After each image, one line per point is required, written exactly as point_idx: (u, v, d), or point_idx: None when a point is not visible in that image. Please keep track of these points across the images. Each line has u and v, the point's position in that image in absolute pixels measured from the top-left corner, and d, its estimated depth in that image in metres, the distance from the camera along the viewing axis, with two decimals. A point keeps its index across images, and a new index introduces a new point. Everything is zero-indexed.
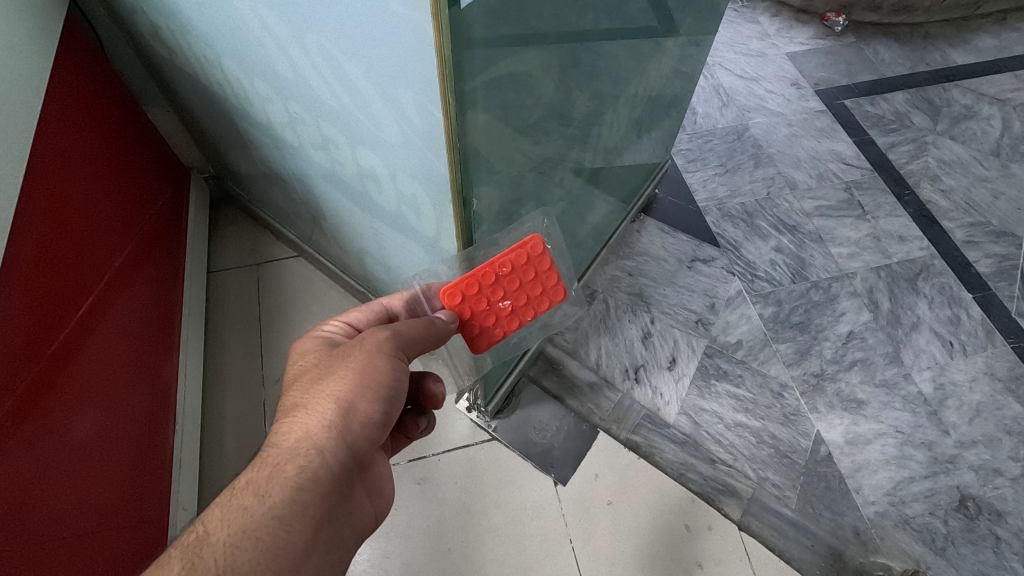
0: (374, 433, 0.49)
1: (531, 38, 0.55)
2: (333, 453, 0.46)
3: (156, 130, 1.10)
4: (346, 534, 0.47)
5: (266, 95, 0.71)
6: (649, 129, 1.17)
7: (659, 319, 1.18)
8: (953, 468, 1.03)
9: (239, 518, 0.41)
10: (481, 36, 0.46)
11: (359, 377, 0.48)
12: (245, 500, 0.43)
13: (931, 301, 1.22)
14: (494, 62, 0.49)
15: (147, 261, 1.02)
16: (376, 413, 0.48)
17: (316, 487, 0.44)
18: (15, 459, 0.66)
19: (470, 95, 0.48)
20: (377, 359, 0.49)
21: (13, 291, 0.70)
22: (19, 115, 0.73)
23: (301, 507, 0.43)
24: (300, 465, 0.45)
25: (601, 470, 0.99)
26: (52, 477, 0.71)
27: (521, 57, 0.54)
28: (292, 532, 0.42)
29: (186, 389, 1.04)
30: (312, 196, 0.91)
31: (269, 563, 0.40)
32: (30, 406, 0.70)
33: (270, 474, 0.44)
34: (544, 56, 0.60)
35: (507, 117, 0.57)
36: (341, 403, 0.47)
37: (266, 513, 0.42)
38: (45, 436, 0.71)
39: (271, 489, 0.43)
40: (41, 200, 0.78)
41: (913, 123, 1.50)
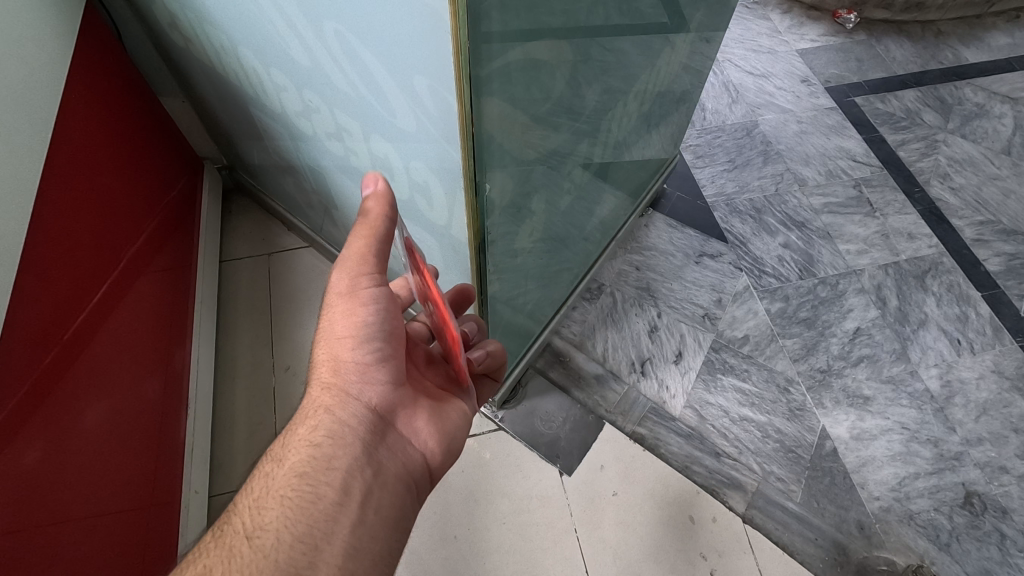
0: (378, 377, 0.53)
1: (544, 30, 0.54)
2: (340, 406, 0.51)
3: (171, 120, 1.11)
4: (388, 476, 0.51)
5: (282, 83, 0.72)
6: (658, 125, 1.17)
7: (666, 313, 1.18)
8: (958, 464, 1.03)
9: (263, 484, 0.48)
10: (499, 28, 0.46)
11: (344, 328, 0.52)
12: (268, 469, 0.49)
13: (939, 298, 1.21)
14: (515, 48, 0.50)
15: (162, 249, 1.04)
16: (366, 357, 0.53)
17: (330, 442, 0.50)
18: (29, 447, 0.67)
19: (486, 83, 0.48)
20: (360, 306, 0.52)
21: (30, 279, 0.72)
22: (39, 98, 0.74)
23: (321, 461, 0.48)
24: (312, 426, 0.51)
25: (607, 461, 1.00)
26: (67, 465, 0.72)
27: (539, 47, 0.55)
28: (318, 484, 0.47)
29: (198, 375, 1.05)
30: (324, 186, 0.92)
31: (298, 512, 0.45)
32: (46, 390, 0.71)
33: (291, 441, 0.50)
34: (560, 46, 0.60)
35: (524, 105, 0.58)
36: (334, 359, 0.52)
37: (288, 473, 0.47)
38: (59, 425, 0.72)
39: (288, 454, 0.49)
40: (60, 188, 0.79)
41: (923, 121, 1.49)
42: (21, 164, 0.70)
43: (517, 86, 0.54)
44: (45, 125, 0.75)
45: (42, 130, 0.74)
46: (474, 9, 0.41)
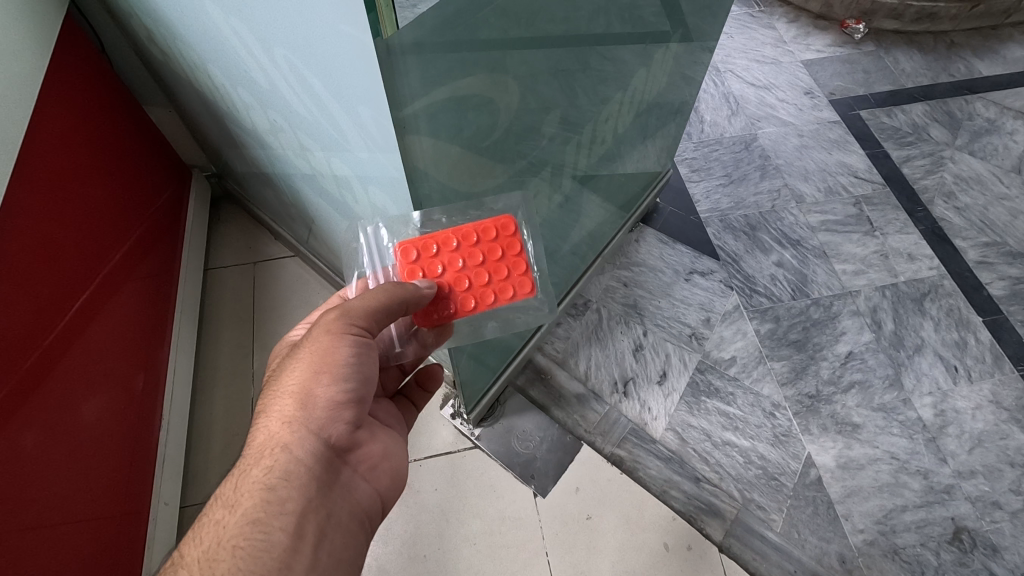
0: (342, 413, 0.48)
1: (483, 63, 0.54)
2: (300, 444, 0.46)
3: (156, 127, 1.12)
4: (343, 516, 0.47)
5: (248, 102, 0.72)
6: (649, 139, 1.15)
7: (652, 332, 1.16)
8: (949, 498, 1.00)
9: (213, 533, 0.43)
10: (418, 66, 0.46)
11: (312, 362, 0.47)
12: (218, 515, 0.44)
13: (937, 323, 1.18)
14: (440, 85, 0.49)
15: (146, 257, 1.04)
16: (338, 394, 0.48)
17: (287, 483, 0.45)
18: (23, 432, 0.71)
19: (409, 120, 0.48)
20: (328, 340, 0.48)
21: (16, 280, 0.74)
22: (12, 107, 0.74)
23: (277, 506, 0.44)
24: (267, 465, 0.45)
25: (582, 483, 0.98)
26: (45, 469, 0.73)
27: (476, 82, 0.54)
28: (271, 530, 0.43)
29: (175, 382, 1.06)
30: (300, 199, 0.91)
31: (249, 566, 0.41)
32: (23, 397, 0.72)
33: (243, 481, 0.45)
34: (505, 79, 0.59)
35: (465, 138, 0.57)
36: (298, 393, 0.47)
37: (241, 521, 0.43)
38: (50, 415, 0.76)
39: (241, 498, 0.44)
40: (44, 193, 0.81)
41: (930, 136, 1.44)
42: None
43: (449, 121, 0.53)
44: (19, 134, 0.76)
45: (16, 139, 0.75)
46: (382, 53, 0.41)
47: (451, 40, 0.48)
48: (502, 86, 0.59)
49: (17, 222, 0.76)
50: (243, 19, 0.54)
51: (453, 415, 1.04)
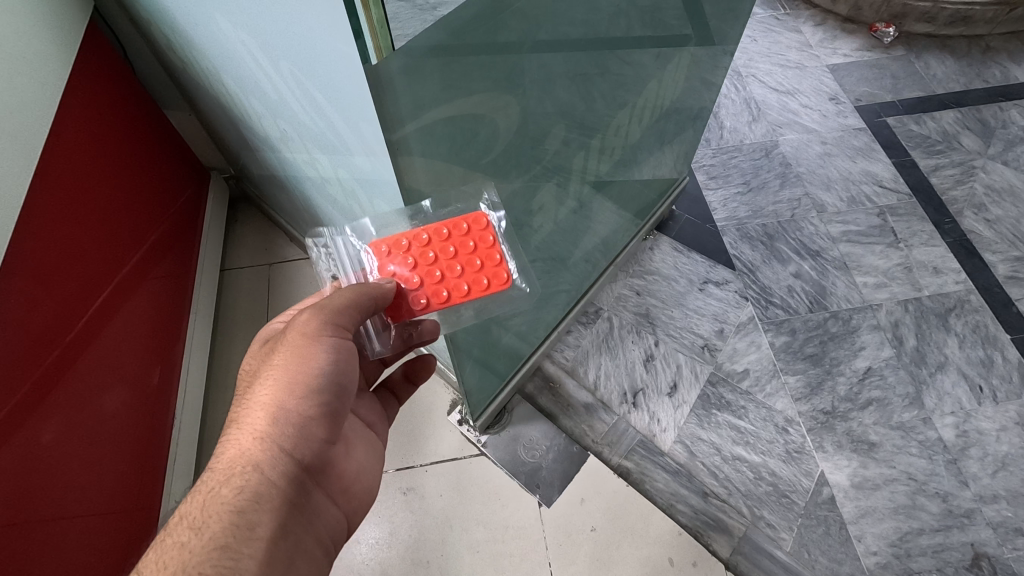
0: (314, 431, 0.49)
1: (489, 81, 0.53)
2: (273, 465, 0.46)
3: (175, 130, 1.15)
4: (307, 542, 0.48)
5: (260, 112, 0.73)
6: (665, 145, 1.13)
7: (664, 342, 1.15)
8: (969, 523, 0.96)
9: (175, 558, 0.41)
10: (421, 86, 0.45)
11: (287, 376, 0.47)
12: (181, 536, 0.42)
13: (962, 340, 1.14)
14: (445, 106, 0.49)
15: (163, 257, 1.07)
16: (314, 412, 0.48)
17: (257, 506, 0.44)
18: (44, 426, 0.74)
19: (407, 142, 0.47)
20: (303, 352, 0.47)
21: (40, 279, 0.77)
22: (30, 107, 0.76)
23: (246, 529, 0.43)
24: (238, 485, 0.45)
25: (587, 495, 0.98)
26: (61, 465, 0.75)
27: (477, 102, 0.53)
28: (240, 557, 0.42)
29: (188, 382, 1.07)
30: (311, 204, 0.92)
31: None
32: (42, 394, 0.74)
33: (211, 500, 0.44)
34: (511, 97, 0.59)
35: (465, 158, 0.56)
36: (273, 408, 0.46)
37: (206, 545, 0.41)
38: (70, 410, 0.78)
39: (207, 519, 0.43)
40: (66, 194, 0.83)
41: (961, 145, 1.40)
42: (11, 172, 0.71)
43: (449, 142, 0.52)
44: (38, 134, 0.77)
45: (36, 139, 0.77)
46: (374, 78, 0.41)
47: (456, 62, 0.48)
48: (506, 105, 0.58)
49: (41, 223, 0.78)
50: (250, 32, 0.55)
51: (460, 421, 1.05)
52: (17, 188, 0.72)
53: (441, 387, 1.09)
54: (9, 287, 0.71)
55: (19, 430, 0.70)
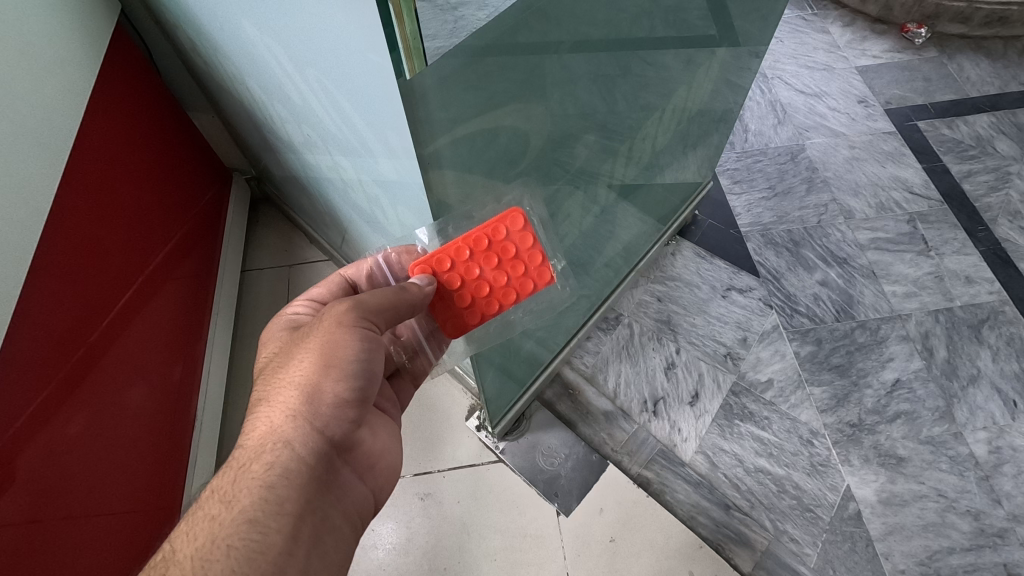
0: (345, 412, 0.48)
1: (515, 91, 0.53)
2: (303, 440, 0.45)
3: (199, 132, 1.15)
4: (338, 520, 0.46)
5: (285, 117, 0.73)
6: (691, 149, 1.11)
7: (685, 350, 1.13)
8: (1001, 543, 0.93)
9: (206, 530, 0.40)
10: (451, 97, 0.44)
11: (320, 355, 0.46)
12: (211, 510, 0.41)
13: (995, 352, 1.10)
14: (474, 116, 0.48)
15: (187, 257, 1.07)
16: (344, 393, 0.47)
17: (288, 480, 0.43)
18: (70, 420, 0.75)
19: (436, 154, 0.47)
20: (336, 333, 0.47)
21: (67, 278, 0.77)
22: (58, 109, 0.76)
23: (276, 503, 0.42)
24: (268, 461, 0.44)
25: (607, 505, 0.96)
26: (85, 463, 0.76)
27: (504, 109, 0.52)
28: (268, 531, 0.40)
29: (209, 384, 1.08)
30: (333, 208, 0.92)
31: (243, 568, 0.39)
32: (67, 392, 0.74)
33: (241, 475, 0.43)
34: (537, 107, 0.58)
35: (492, 167, 0.55)
36: (304, 386, 0.46)
37: (236, 519, 0.40)
38: (96, 404, 0.79)
39: (237, 493, 0.42)
40: (93, 195, 0.84)
41: (996, 150, 1.35)
42: (38, 173, 0.72)
43: (476, 151, 0.51)
44: (65, 134, 0.77)
45: (63, 140, 0.77)
46: (407, 90, 0.40)
47: (484, 73, 0.47)
48: (531, 112, 0.57)
49: (68, 222, 0.79)
50: (277, 40, 0.54)
51: (478, 427, 1.04)
52: (45, 190, 0.73)
53: (459, 392, 1.09)
54: (36, 287, 0.71)
55: (44, 427, 0.70)
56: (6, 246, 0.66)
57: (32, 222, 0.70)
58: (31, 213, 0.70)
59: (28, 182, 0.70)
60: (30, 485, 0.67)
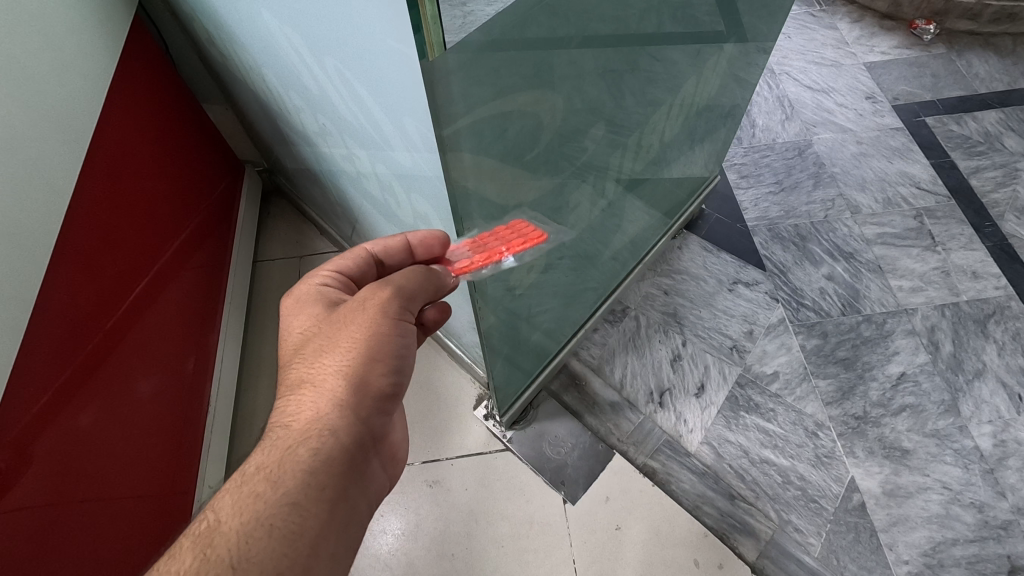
0: (381, 405, 0.49)
1: (528, 79, 0.54)
2: (346, 430, 0.45)
3: (212, 123, 1.17)
4: (364, 505, 0.47)
5: (300, 105, 0.74)
6: (699, 143, 1.12)
7: (691, 342, 1.14)
8: (1005, 535, 0.94)
9: (252, 508, 0.40)
10: (466, 83, 0.45)
11: (366, 348, 0.47)
12: (256, 486, 0.41)
13: (1001, 347, 1.11)
14: (488, 102, 0.49)
15: (199, 248, 1.09)
16: (384, 385, 0.48)
17: (330, 468, 0.44)
18: (82, 410, 0.75)
19: (453, 138, 0.48)
20: (380, 328, 0.49)
21: (83, 267, 0.78)
22: (77, 99, 0.77)
23: (317, 489, 0.42)
24: (312, 446, 0.44)
25: (613, 493, 0.98)
26: (100, 449, 0.77)
27: (516, 100, 0.53)
28: (308, 515, 0.41)
29: (222, 373, 1.10)
30: (346, 197, 0.93)
31: (285, 549, 0.40)
32: (83, 379, 0.76)
33: (286, 455, 0.43)
34: (548, 95, 0.59)
35: (507, 152, 0.56)
36: (351, 376, 0.46)
37: (280, 500, 0.41)
38: (108, 395, 0.80)
39: (284, 473, 0.42)
40: (110, 184, 0.86)
41: (1004, 146, 1.35)
42: (59, 162, 0.73)
43: (489, 138, 0.52)
44: (84, 125, 0.79)
45: (83, 129, 0.78)
46: (429, 74, 0.41)
47: (498, 58, 0.48)
48: (542, 104, 0.58)
49: (85, 211, 0.80)
50: (296, 28, 0.55)
51: (486, 416, 1.06)
52: (66, 179, 0.74)
53: (467, 382, 1.10)
54: (54, 275, 0.73)
55: (59, 414, 0.71)
56: (30, 233, 0.67)
57: (53, 210, 0.72)
58: (51, 201, 0.71)
59: (49, 171, 0.71)
60: (43, 472, 0.68)
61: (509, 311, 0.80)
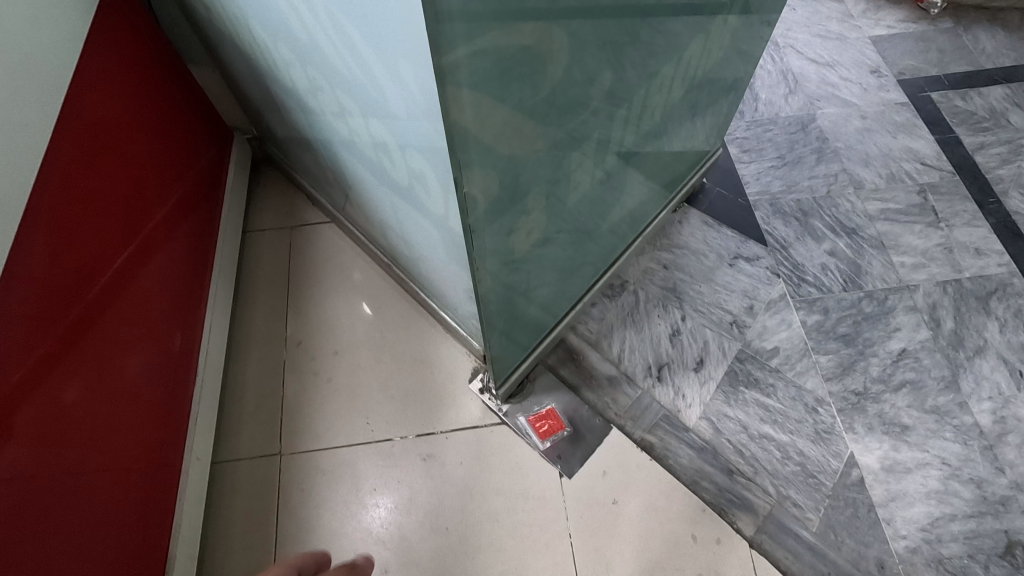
0: None
1: (543, 16, 0.50)
2: None
3: (198, 87, 1.13)
4: None
5: (288, 59, 0.70)
6: (701, 113, 1.08)
7: (691, 317, 1.12)
8: (1003, 510, 0.93)
9: None
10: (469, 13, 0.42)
11: None
12: None
13: (1003, 323, 1.09)
14: (495, 34, 0.45)
15: (187, 216, 1.05)
16: None
17: None
18: (65, 386, 0.72)
19: (454, 73, 0.44)
20: None
21: (63, 231, 0.75)
22: (47, 54, 0.74)
23: None
24: None
25: (610, 467, 0.96)
26: (84, 425, 0.75)
27: (529, 30, 0.49)
28: None
29: (210, 342, 1.06)
30: (337, 162, 0.90)
31: None
32: (65, 351, 0.73)
33: None
34: (562, 39, 0.55)
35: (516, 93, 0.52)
36: None
37: None
38: (91, 371, 0.77)
39: None
40: (88, 142, 0.82)
41: (1009, 123, 1.33)
42: (29, 115, 0.69)
43: (496, 78, 0.49)
44: (56, 79, 0.75)
45: (54, 83, 0.74)
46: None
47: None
48: (556, 43, 0.54)
49: (62, 169, 0.76)
50: None
51: (481, 389, 1.04)
52: (38, 136, 0.71)
53: (463, 355, 1.08)
54: (30, 238, 0.70)
55: (39, 388, 0.68)
56: None
57: (24, 166, 0.68)
58: (23, 156, 0.68)
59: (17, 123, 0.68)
60: (27, 440, 0.66)
61: (506, 279, 0.77)
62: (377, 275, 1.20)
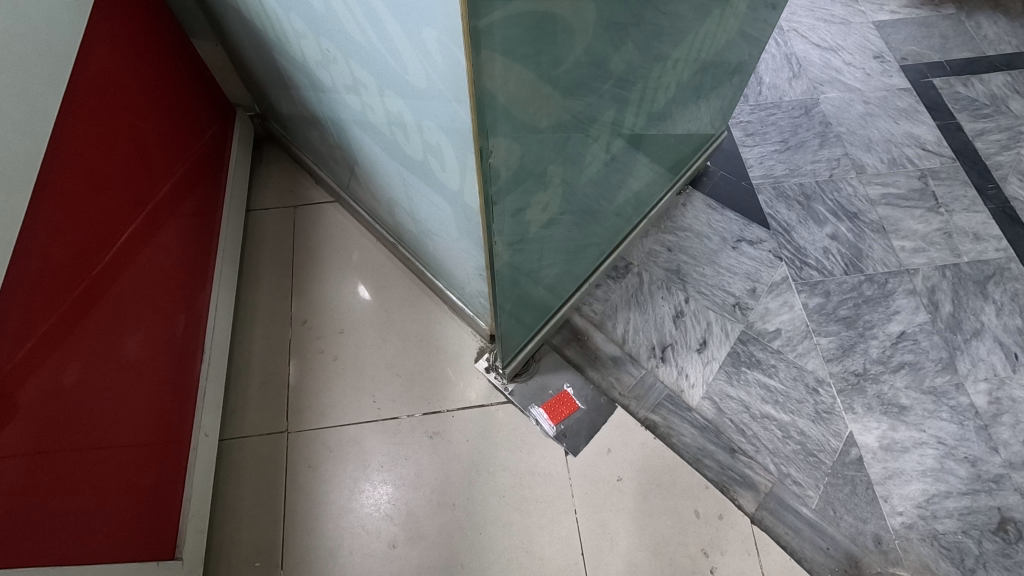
0: None
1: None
2: None
3: (202, 62, 1.11)
4: None
5: (301, 31, 0.69)
6: (708, 95, 1.08)
7: (694, 299, 1.13)
8: (997, 488, 0.96)
9: None
10: None
11: None
12: None
13: (1000, 307, 1.11)
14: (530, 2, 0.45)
15: (191, 193, 1.04)
16: None
17: None
18: (66, 368, 0.71)
19: (489, 44, 0.44)
20: None
21: (67, 205, 0.74)
22: (53, 25, 0.72)
23: None
24: None
25: (614, 445, 0.98)
26: (87, 404, 0.73)
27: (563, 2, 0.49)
28: None
29: (217, 319, 1.05)
30: (345, 139, 0.89)
31: None
32: (67, 329, 0.71)
33: None
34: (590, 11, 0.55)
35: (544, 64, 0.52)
36: None
37: None
38: (94, 351, 0.75)
39: None
40: (91, 114, 0.80)
41: (1009, 110, 1.34)
42: (34, 87, 0.68)
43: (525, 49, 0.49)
44: (61, 50, 0.74)
45: (60, 55, 0.73)
46: None
47: None
48: (586, 15, 0.54)
49: (65, 142, 0.75)
50: None
51: (487, 368, 1.04)
52: (44, 108, 0.70)
53: (468, 335, 1.09)
54: (33, 212, 0.68)
55: (42, 366, 0.67)
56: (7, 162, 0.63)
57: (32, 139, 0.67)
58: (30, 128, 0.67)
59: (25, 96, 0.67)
60: (31, 419, 0.65)
61: (518, 256, 0.77)
62: (381, 254, 1.19)
